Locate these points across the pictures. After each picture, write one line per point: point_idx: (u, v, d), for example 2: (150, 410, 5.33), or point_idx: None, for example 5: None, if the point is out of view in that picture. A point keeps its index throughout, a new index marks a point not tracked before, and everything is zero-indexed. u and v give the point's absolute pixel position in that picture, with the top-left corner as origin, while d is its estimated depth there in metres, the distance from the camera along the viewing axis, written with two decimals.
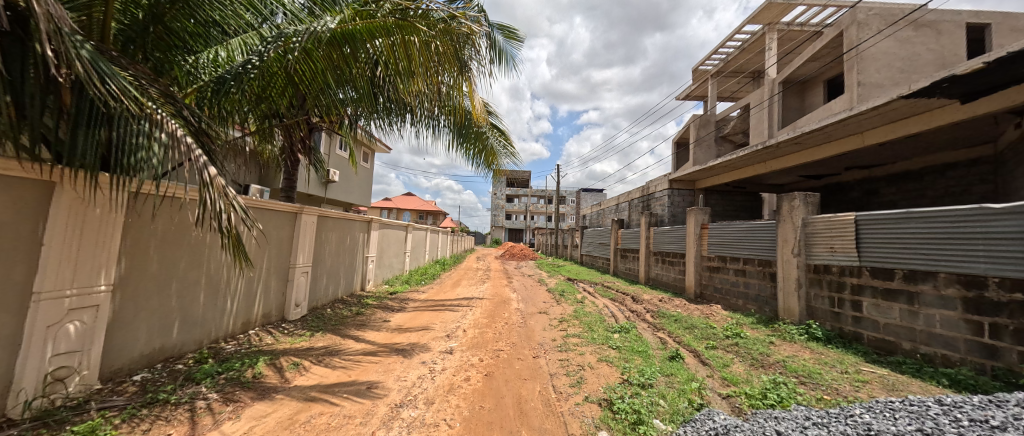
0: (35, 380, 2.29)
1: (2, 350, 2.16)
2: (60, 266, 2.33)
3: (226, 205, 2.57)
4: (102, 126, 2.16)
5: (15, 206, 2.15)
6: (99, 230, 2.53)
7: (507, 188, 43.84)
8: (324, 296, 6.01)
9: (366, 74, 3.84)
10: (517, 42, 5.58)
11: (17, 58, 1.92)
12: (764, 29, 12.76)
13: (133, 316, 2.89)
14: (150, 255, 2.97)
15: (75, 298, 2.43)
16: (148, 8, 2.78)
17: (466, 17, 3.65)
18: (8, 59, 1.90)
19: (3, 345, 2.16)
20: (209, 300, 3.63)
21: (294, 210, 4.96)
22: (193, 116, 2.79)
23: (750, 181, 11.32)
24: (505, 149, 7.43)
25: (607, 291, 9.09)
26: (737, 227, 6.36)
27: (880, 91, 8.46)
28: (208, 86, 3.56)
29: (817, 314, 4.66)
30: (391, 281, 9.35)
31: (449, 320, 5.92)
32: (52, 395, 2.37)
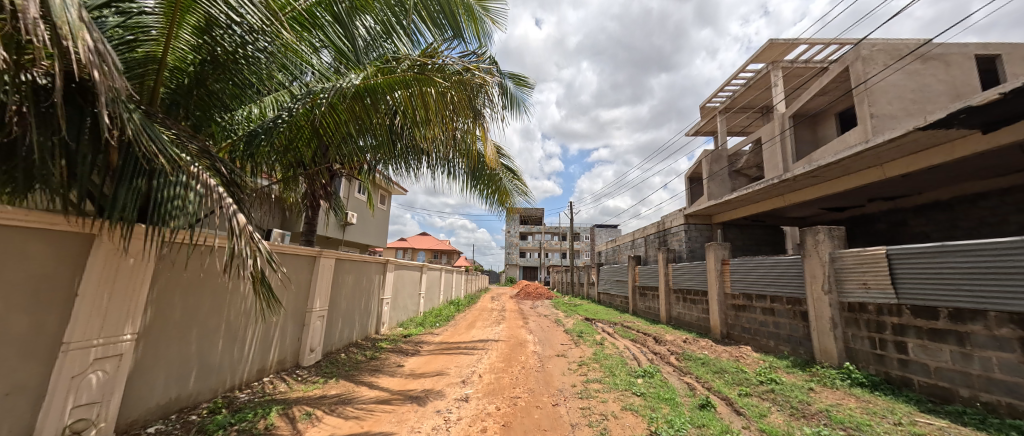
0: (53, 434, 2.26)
1: (27, 402, 2.16)
2: (90, 316, 2.38)
3: (252, 251, 2.64)
4: (143, 179, 2.29)
5: (56, 258, 2.25)
6: (130, 280, 2.60)
7: (521, 226, 43.94)
8: (339, 341, 5.95)
9: (386, 123, 4.02)
10: (527, 88, 5.82)
11: (76, 124, 2.03)
12: (768, 67, 13.06)
13: (154, 365, 2.89)
14: (175, 303, 3.02)
15: (101, 348, 2.45)
16: (193, 73, 3.01)
17: (479, 68, 3.84)
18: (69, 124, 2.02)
19: (29, 396, 2.17)
20: (227, 347, 3.62)
21: (313, 254, 5.03)
22: (226, 169, 2.93)
23: (769, 214, 11.09)
24: (517, 188, 7.53)
25: (627, 331, 8.74)
26: (760, 263, 6.16)
27: (895, 122, 8.41)
28: (242, 140, 3.81)
29: (857, 356, 4.35)
30: (406, 323, 9.24)
31: (464, 365, 5.74)
32: None
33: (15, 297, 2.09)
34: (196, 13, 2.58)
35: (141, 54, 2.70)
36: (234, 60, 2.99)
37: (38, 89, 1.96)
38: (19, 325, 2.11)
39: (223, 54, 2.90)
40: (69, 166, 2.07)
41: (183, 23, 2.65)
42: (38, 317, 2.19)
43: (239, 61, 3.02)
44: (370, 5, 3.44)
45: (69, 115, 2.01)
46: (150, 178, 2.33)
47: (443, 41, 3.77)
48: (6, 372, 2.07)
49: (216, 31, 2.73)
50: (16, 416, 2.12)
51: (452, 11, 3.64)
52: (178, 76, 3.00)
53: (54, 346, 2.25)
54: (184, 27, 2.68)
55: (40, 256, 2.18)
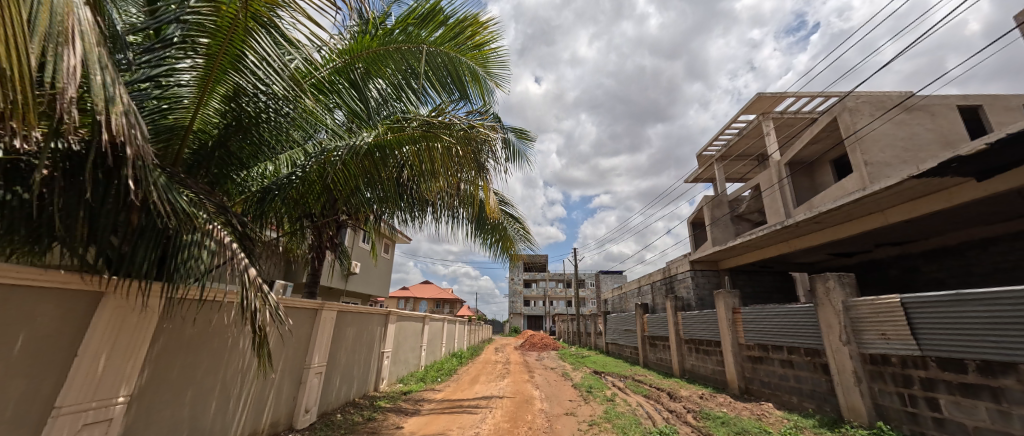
0: None
1: None
2: (85, 378, 2.31)
3: (261, 304, 2.65)
4: (159, 240, 2.36)
5: (62, 317, 2.23)
6: (131, 338, 2.55)
7: (525, 273, 43.49)
8: (336, 399, 5.68)
9: (394, 176, 4.13)
10: (529, 140, 6.05)
11: (102, 188, 2.12)
12: (759, 118, 13.60)
13: (144, 429, 2.75)
14: (174, 360, 2.95)
15: (93, 412, 2.36)
16: (216, 136, 3.18)
17: (483, 125, 4.05)
18: (95, 186, 2.10)
19: None
20: (220, 409, 3.45)
21: (315, 306, 4.97)
22: (239, 223, 3.00)
23: (776, 261, 10.98)
24: (521, 235, 7.57)
25: (639, 385, 8.32)
26: (772, 311, 5.99)
27: (890, 169, 8.58)
28: (256, 196, 3.92)
29: (888, 415, 4.09)
30: (407, 378, 8.86)
31: (468, 425, 5.43)
32: None
33: (16, 361, 2.04)
34: (226, 84, 2.78)
35: (172, 120, 2.87)
36: (256, 124, 3.18)
37: (72, 156, 2.06)
38: (16, 389, 2.05)
39: (247, 117, 3.09)
40: (90, 226, 2.14)
41: (213, 93, 2.81)
42: (36, 379, 2.13)
43: (261, 124, 3.20)
44: (383, 71, 3.69)
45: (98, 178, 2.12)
46: (165, 239, 2.39)
47: (449, 101, 4.00)
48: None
49: (242, 98, 2.93)
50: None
51: (459, 75, 3.87)
52: (202, 138, 3.16)
53: (45, 411, 2.16)
54: (213, 96, 2.84)
55: (48, 317, 2.17)
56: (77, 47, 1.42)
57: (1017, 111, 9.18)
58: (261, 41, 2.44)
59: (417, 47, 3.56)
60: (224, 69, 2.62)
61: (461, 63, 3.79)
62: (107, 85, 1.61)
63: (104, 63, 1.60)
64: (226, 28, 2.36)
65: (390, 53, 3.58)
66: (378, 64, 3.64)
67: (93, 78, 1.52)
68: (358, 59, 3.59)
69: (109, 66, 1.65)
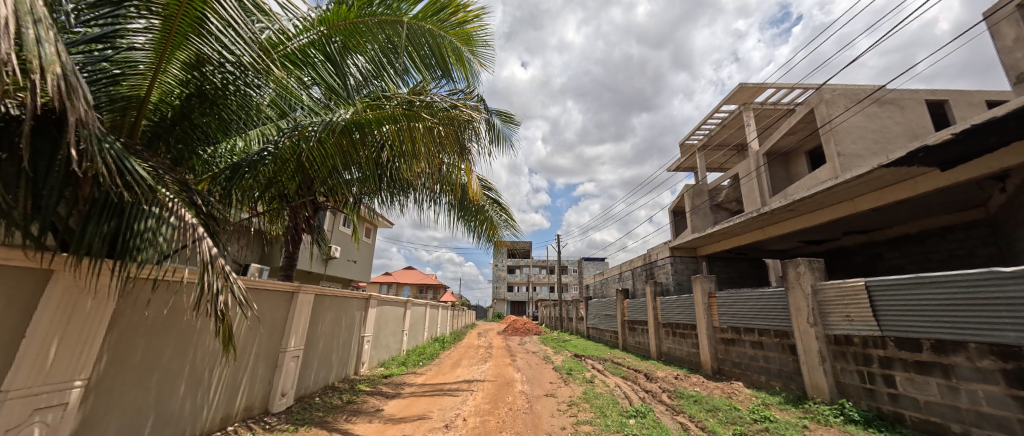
0: None
1: None
2: (35, 360, 2.21)
3: (224, 286, 2.58)
4: (112, 217, 2.26)
5: (6, 296, 2.12)
6: (86, 321, 2.45)
7: (509, 260, 43.72)
8: (314, 384, 5.63)
9: (372, 157, 4.01)
10: (514, 125, 5.99)
11: (45, 157, 2.02)
12: (739, 108, 13.79)
13: (104, 414, 2.66)
14: (137, 342, 2.85)
15: (44, 396, 2.27)
16: (178, 107, 3.02)
17: (466, 105, 4.00)
18: (37, 157, 2.01)
19: None
20: (190, 393, 3.38)
21: (291, 289, 4.86)
22: (204, 202, 2.87)
23: (751, 248, 11.31)
24: (505, 221, 7.54)
25: (618, 368, 8.52)
26: (746, 296, 6.18)
27: (861, 160, 8.87)
28: (225, 173, 3.76)
29: (849, 392, 4.30)
30: (388, 363, 8.85)
31: (448, 407, 5.47)
32: None
33: None
34: (187, 50, 2.62)
35: (126, 88, 2.72)
36: (222, 96, 3.04)
37: (8, 121, 1.98)
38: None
39: (211, 89, 2.94)
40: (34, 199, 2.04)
41: (172, 59, 2.66)
42: None
43: (227, 96, 3.06)
44: (363, 47, 3.56)
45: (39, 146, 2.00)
46: (120, 215, 2.30)
47: (432, 80, 3.90)
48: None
49: (205, 67, 2.77)
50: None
51: (442, 53, 3.76)
52: (162, 109, 3.01)
53: None
54: (173, 63, 2.69)
55: None
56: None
57: (980, 106, 9.56)
58: (224, 5, 2.30)
59: (397, 21, 3.43)
60: (184, 33, 2.47)
61: (444, 42, 3.68)
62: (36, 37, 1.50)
63: (36, 16, 1.52)
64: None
65: (369, 27, 3.44)
66: (357, 38, 3.49)
67: (25, 33, 1.45)
68: (336, 30, 3.42)
69: (45, 22, 1.58)
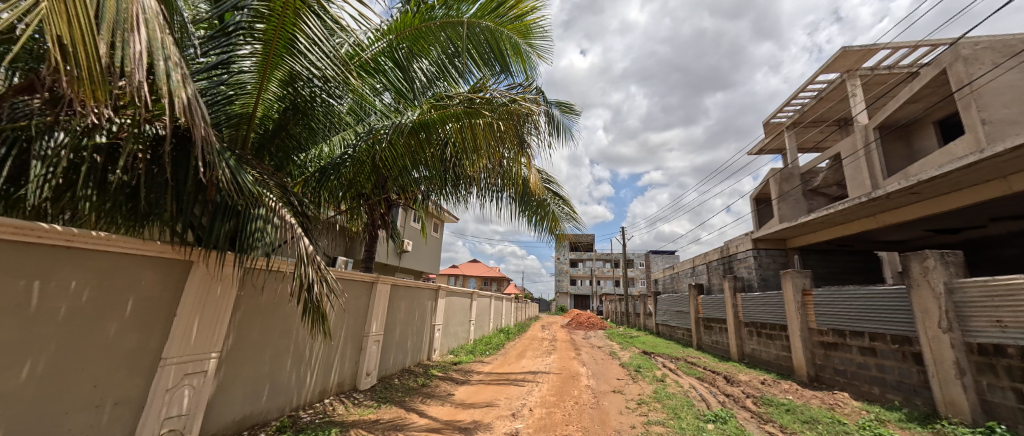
0: None
1: (130, 411, 2.37)
2: (184, 334, 2.60)
3: (317, 276, 2.82)
4: (231, 217, 2.58)
5: (163, 282, 2.50)
6: (217, 303, 2.82)
7: (571, 253, 43.14)
8: (393, 366, 6.02)
9: (437, 154, 4.10)
10: (574, 115, 5.78)
11: (183, 169, 2.41)
12: (842, 77, 11.94)
13: (231, 382, 3.08)
14: (254, 322, 3.24)
15: (191, 364, 2.67)
16: (277, 120, 3.38)
17: (525, 98, 3.89)
18: (179, 168, 2.41)
19: (132, 406, 2.38)
20: (295, 367, 3.79)
21: (371, 279, 5.18)
22: (300, 202, 3.17)
23: (856, 238, 9.83)
24: (566, 213, 7.35)
25: (692, 368, 7.94)
26: (853, 295, 5.35)
27: (1016, 128, 7.18)
28: (315, 175, 4.16)
29: (998, 412, 3.53)
30: (456, 350, 9.19)
31: (514, 397, 5.50)
32: None
33: (129, 320, 2.32)
34: (283, 69, 2.88)
35: (238, 107, 3.11)
36: (311, 107, 3.32)
37: (158, 140, 2.42)
38: (129, 343, 2.34)
39: (303, 101, 3.23)
40: (176, 203, 2.42)
41: (272, 78, 2.94)
42: (146, 335, 2.42)
43: (315, 106, 3.33)
44: (427, 50, 3.62)
45: (178, 160, 2.41)
46: (237, 217, 2.61)
47: (491, 76, 3.87)
48: (119, 383, 2.30)
49: (298, 83, 3.05)
50: (120, 424, 2.32)
51: (501, 48, 3.69)
52: (266, 123, 3.39)
53: (156, 361, 2.48)
54: (272, 81, 2.98)
55: (152, 281, 2.43)
56: (142, 34, 1.49)
57: None
58: (310, 24, 2.50)
59: (458, 23, 3.44)
60: (279, 54, 2.73)
61: (503, 36, 3.60)
62: (167, 70, 1.70)
63: (168, 52, 1.68)
64: (279, 13, 2.45)
65: (433, 30, 3.50)
66: (421, 43, 3.57)
67: (157, 65, 1.58)
68: (403, 37, 3.54)
69: (172, 56, 1.70)
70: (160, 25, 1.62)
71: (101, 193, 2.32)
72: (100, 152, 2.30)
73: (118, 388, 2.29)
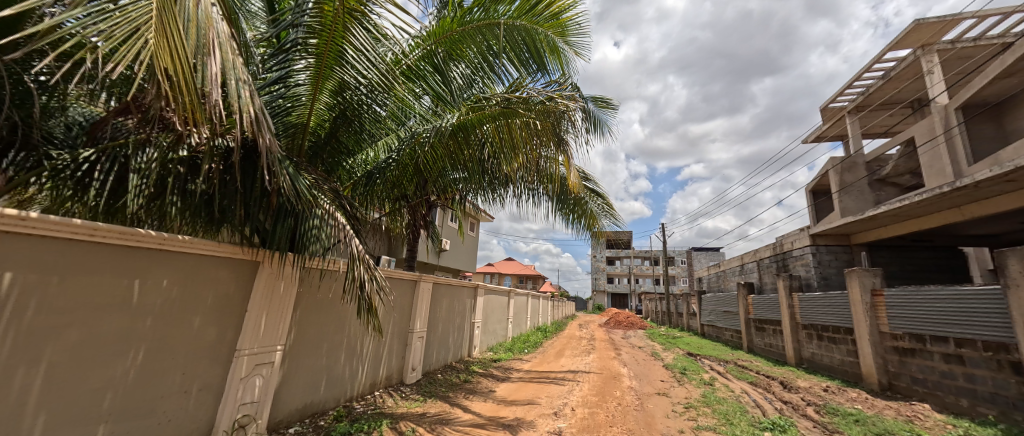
0: (227, 423, 2.69)
1: (211, 397, 2.61)
2: (254, 328, 2.82)
3: (368, 275, 2.95)
4: (290, 218, 2.75)
5: (235, 280, 2.71)
6: (280, 300, 3.02)
7: (609, 251, 42.27)
8: (436, 362, 6.19)
9: (476, 155, 4.15)
10: (611, 110, 5.64)
11: (250, 176, 2.62)
12: (915, 53, 10.79)
13: (294, 373, 3.30)
14: (312, 318, 3.44)
15: (260, 355, 2.89)
16: (328, 128, 3.57)
17: (562, 96, 3.86)
18: (247, 175, 2.62)
19: (213, 392, 2.62)
20: (349, 360, 4.00)
21: (414, 278, 5.35)
22: (349, 204, 3.33)
23: (932, 233, 8.88)
24: (604, 210, 7.20)
25: (743, 372, 7.54)
26: (934, 296, 4.84)
27: None
28: (362, 179, 4.36)
29: None
30: (495, 348, 9.30)
31: (556, 395, 5.48)
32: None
33: (209, 315, 2.55)
34: (333, 79, 3.03)
35: (294, 118, 3.32)
36: (358, 114, 3.48)
37: (227, 151, 2.63)
38: (210, 336, 2.57)
39: (351, 109, 3.38)
40: (244, 208, 2.63)
41: (323, 89, 3.11)
42: (222, 328, 2.64)
43: (362, 114, 3.48)
44: (464, 53, 3.66)
45: (246, 167, 2.61)
46: (295, 218, 2.78)
47: (528, 75, 3.87)
48: (203, 371, 2.54)
49: (346, 92, 3.20)
50: (204, 409, 2.57)
51: (537, 47, 3.67)
52: (318, 131, 3.59)
53: (231, 352, 2.71)
54: (324, 92, 3.14)
55: (226, 279, 2.65)
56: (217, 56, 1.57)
57: None
58: (357, 36, 2.62)
59: (495, 24, 3.46)
60: (330, 66, 2.88)
61: (539, 36, 3.57)
62: (239, 88, 1.84)
63: (238, 71, 1.79)
64: (329, 27, 2.59)
65: (470, 33, 3.53)
66: (459, 46, 3.61)
67: (229, 85, 1.69)
68: (441, 42, 3.59)
69: (240, 76, 1.80)
70: (231, 47, 1.73)
71: (184, 200, 2.58)
72: (183, 164, 2.56)
73: (201, 376, 2.53)
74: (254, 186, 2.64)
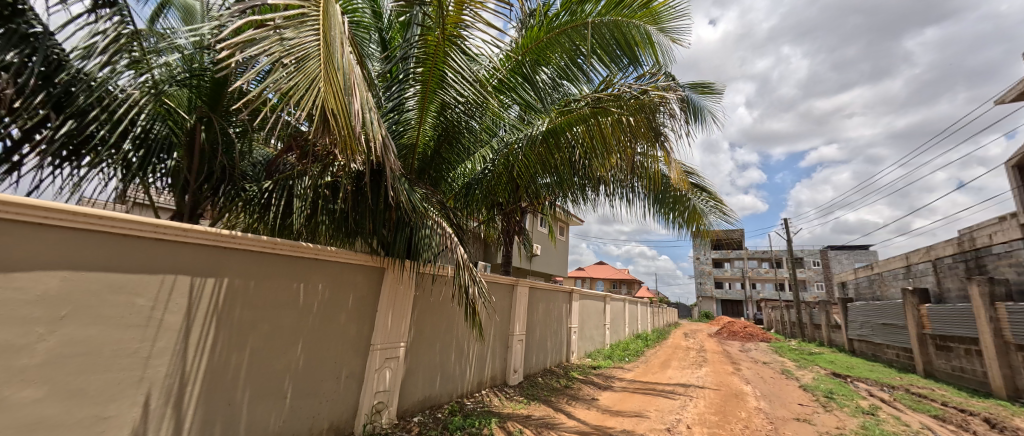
0: (367, 407, 3.11)
1: (355, 383, 3.05)
2: (383, 326, 3.22)
3: (472, 280, 3.15)
4: (405, 229, 3.06)
5: (367, 284, 3.14)
6: (401, 302, 3.41)
7: (716, 253, 38.21)
8: (535, 365, 6.29)
9: (567, 159, 4.13)
10: (714, 95, 5.10)
11: (375, 192, 3.02)
12: None
13: (415, 367, 3.67)
14: (427, 319, 3.80)
15: (388, 350, 3.30)
16: (432, 145, 3.92)
17: (656, 88, 3.65)
18: (374, 192, 3.02)
19: (356, 379, 3.06)
20: (458, 359, 4.30)
21: (511, 282, 5.53)
22: (453, 214, 3.59)
23: None
24: (711, 207, 6.50)
25: (920, 402, 6.09)
26: None
27: None
28: (462, 190, 4.66)
29: None
30: (594, 354, 9.09)
31: (667, 410, 5.12)
32: (374, 422, 3.16)
33: (350, 313, 2.99)
34: (436, 102, 3.33)
35: (405, 140, 3.72)
36: (458, 131, 3.75)
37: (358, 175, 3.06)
38: (352, 331, 3.01)
39: (451, 126, 3.67)
40: (371, 221, 3.04)
41: (427, 111, 3.43)
42: (360, 325, 3.08)
43: (461, 130, 3.74)
44: (551, 59, 3.71)
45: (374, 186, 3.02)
46: (410, 228, 3.08)
47: (618, 72, 3.77)
48: (348, 361, 2.98)
49: (447, 112, 3.48)
50: (349, 394, 3.01)
51: (628, 40, 3.55)
52: (423, 149, 3.96)
53: (367, 346, 3.13)
54: (428, 114, 3.47)
55: (361, 283, 3.09)
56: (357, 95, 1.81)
57: None
58: (456, 59, 2.85)
59: (582, 24, 3.44)
60: (433, 89, 3.17)
61: (630, 28, 3.45)
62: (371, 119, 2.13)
63: (370, 105, 2.06)
64: (432, 56, 2.87)
65: (557, 38, 3.56)
66: (546, 53, 3.67)
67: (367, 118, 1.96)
68: (528, 52, 3.69)
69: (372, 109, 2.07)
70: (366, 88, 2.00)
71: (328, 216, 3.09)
72: (329, 188, 3.08)
73: (347, 365, 2.97)
74: (378, 201, 3.03)
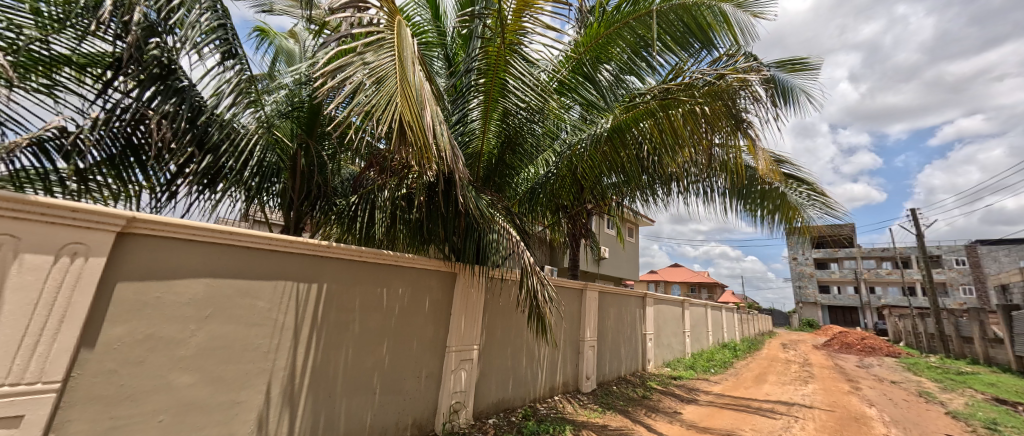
0: (446, 406, 3.28)
1: (434, 382, 3.24)
2: (457, 328, 3.39)
3: (540, 283, 3.18)
4: (473, 233, 3.18)
5: (441, 288, 3.34)
6: (473, 306, 3.56)
7: (817, 252, 33.71)
8: (609, 373, 6.10)
9: (634, 157, 3.95)
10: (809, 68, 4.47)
11: (446, 199, 3.20)
12: None
13: (488, 370, 3.79)
14: (497, 322, 3.91)
15: (463, 352, 3.45)
16: (496, 152, 4.04)
17: (733, 71, 3.37)
18: (444, 200, 3.21)
19: (435, 379, 3.25)
20: (529, 364, 4.34)
21: (580, 287, 5.45)
22: (518, 218, 3.65)
23: None
24: (811, 200, 5.67)
25: None
26: None
27: None
28: (527, 195, 4.71)
29: None
30: (673, 363, 8.56)
31: (765, 430, 4.62)
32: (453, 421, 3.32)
33: (427, 316, 3.19)
34: (498, 109, 3.44)
35: (471, 149, 3.89)
36: (520, 136, 3.83)
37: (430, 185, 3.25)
38: (429, 332, 3.21)
39: (513, 132, 3.76)
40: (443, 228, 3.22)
41: (490, 119, 3.56)
42: (436, 327, 3.27)
43: (523, 135, 3.81)
44: (613, 54, 3.64)
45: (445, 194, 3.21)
46: (478, 232, 3.19)
47: (688, 58, 3.57)
48: (427, 361, 3.18)
49: (509, 118, 3.58)
50: (429, 392, 3.20)
51: (698, 23, 3.36)
52: (488, 156, 4.10)
53: (443, 348, 3.32)
54: (491, 122, 3.59)
55: (436, 287, 3.29)
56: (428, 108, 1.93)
57: None
58: (517, 65, 2.94)
59: (646, 14, 3.33)
60: (495, 98, 3.29)
61: (700, 10, 3.28)
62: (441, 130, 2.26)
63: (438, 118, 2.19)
64: (494, 65, 2.98)
65: (619, 31, 3.49)
66: (607, 50, 3.61)
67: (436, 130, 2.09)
68: (588, 50, 3.65)
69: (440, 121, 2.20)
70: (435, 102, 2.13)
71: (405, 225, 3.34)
72: (405, 199, 3.34)
73: (426, 365, 3.17)
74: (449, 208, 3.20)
